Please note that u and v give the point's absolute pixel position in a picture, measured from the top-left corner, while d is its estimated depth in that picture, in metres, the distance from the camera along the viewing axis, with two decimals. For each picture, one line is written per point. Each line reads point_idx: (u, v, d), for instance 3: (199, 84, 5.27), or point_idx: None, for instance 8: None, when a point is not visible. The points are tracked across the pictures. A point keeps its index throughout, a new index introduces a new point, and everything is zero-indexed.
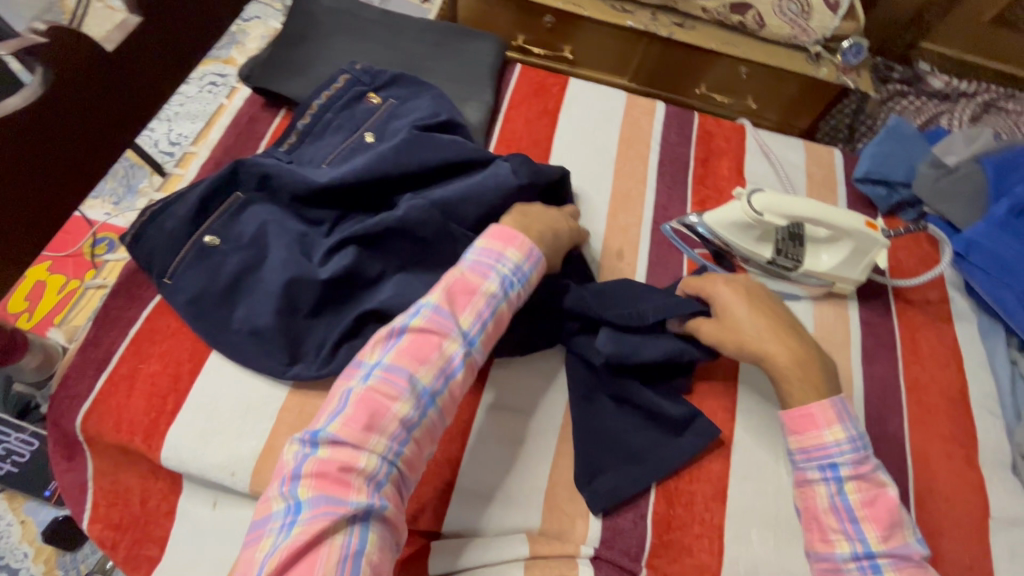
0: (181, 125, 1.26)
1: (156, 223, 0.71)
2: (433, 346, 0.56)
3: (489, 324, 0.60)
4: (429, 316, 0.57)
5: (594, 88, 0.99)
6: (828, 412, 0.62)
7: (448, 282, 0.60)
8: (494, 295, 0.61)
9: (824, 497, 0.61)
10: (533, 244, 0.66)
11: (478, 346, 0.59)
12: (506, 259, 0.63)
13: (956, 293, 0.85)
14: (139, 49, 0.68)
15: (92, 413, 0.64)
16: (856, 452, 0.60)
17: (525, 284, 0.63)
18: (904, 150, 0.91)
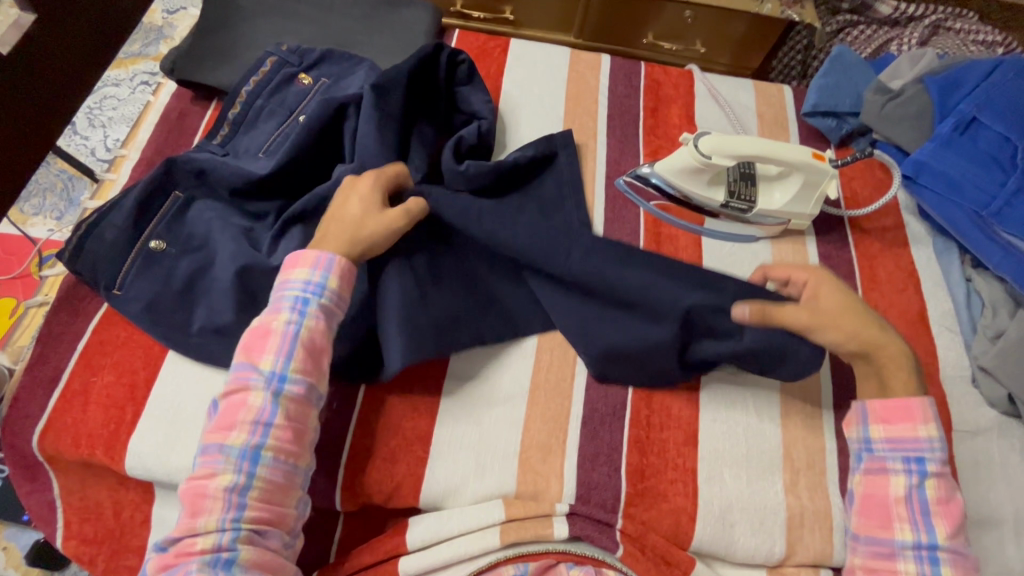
0: (117, 130, 1.21)
1: (93, 235, 0.68)
2: (237, 407, 0.57)
3: (296, 352, 0.59)
4: (231, 381, 0.59)
5: (535, 47, 0.97)
6: (930, 416, 0.62)
7: (246, 339, 0.61)
8: (287, 324, 0.60)
9: (899, 486, 0.61)
10: (323, 251, 0.63)
11: (290, 379, 0.58)
12: (293, 281, 0.62)
13: (910, 217, 0.85)
14: (38, 53, 0.64)
15: (48, 432, 0.63)
16: (944, 452, 0.61)
17: (325, 292, 0.61)
18: (849, 78, 0.91)
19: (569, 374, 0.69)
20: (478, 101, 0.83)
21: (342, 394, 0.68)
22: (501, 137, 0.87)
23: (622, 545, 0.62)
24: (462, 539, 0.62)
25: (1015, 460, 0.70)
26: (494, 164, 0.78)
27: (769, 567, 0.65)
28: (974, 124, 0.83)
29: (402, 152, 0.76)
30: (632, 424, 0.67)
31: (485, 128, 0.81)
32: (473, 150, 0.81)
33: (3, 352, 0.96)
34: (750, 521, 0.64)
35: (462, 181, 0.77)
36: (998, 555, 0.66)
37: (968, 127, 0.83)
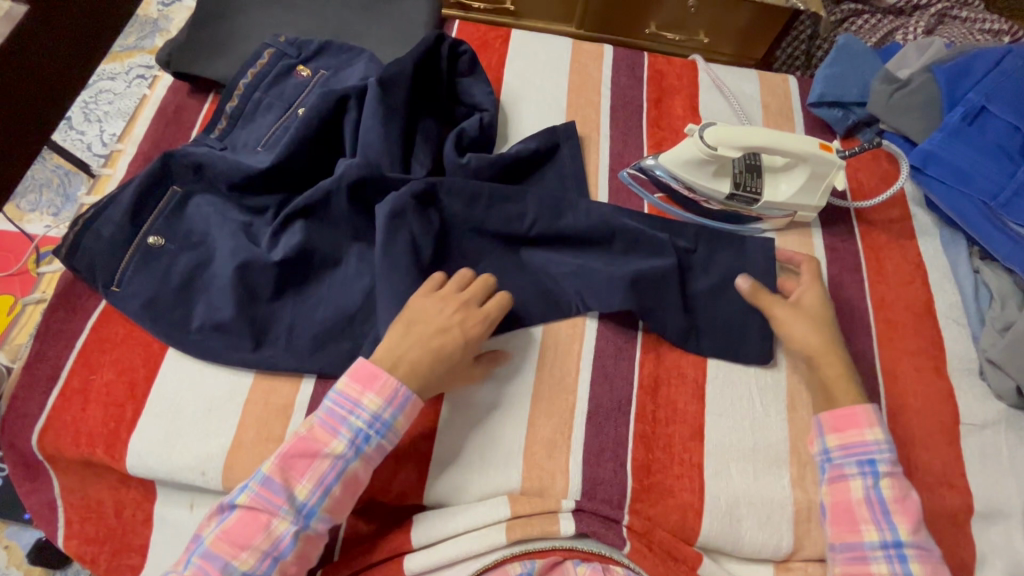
0: (113, 125, 1.19)
1: (91, 231, 0.67)
2: (258, 528, 0.54)
3: (335, 487, 0.56)
4: (257, 491, 0.55)
5: (536, 37, 0.95)
6: (871, 419, 0.62)
7: (287, 448, 0.56)
8: (340, 457, 0.56)
9: (859, 489, 0.61)
10: (399, 384, 0.59)
11: (319, 516, 0.56)
12: (362, 410, 0.58)
13: (917, 209, 0.84)
14: (31, 50, 0.63)
15: (47, 431, 0.62)
16: (892, 453, 0.61)
17: (386, 435, 0.58)
18: (856, 68, 0.90)
19: (573, 368, 0.69)
20: (479, 93, 0.82)
21: None
22: (502, 129, 0.86)
23: (629, 541, 0.61)
24: (467, 536, 0.61)
25: None
26: (496, 157, 0.77)
27: (776, 562, 0.65)
28: (983, 114, 0.81)
29: (402, 144, 0.75)
30: (637, 419, 0.67)
31: (487, 120, 0.80)
32: (475, 142, 0.80)
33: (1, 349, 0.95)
34: (757, 516, 0.64)
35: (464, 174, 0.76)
36: (1006, 549, 0.66)
37: (977, 116, 0.81)
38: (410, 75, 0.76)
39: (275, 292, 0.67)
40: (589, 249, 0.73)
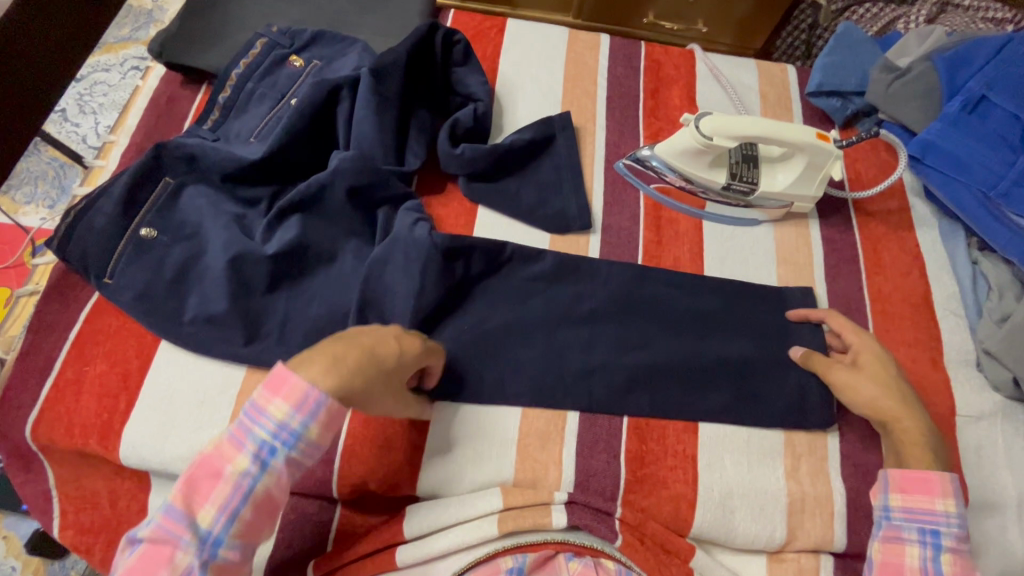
0: (107, 117, 1.19)
1: (83, 222, 0.67)
2: (155, 569, 0.45)
3: (246, 512, 0.48)
4: (155, 523, 0.46)
5: (532, 27, 0.94)
6: (951, 493, 0.58)
7: (192, 469, 0.49)
8: (249, 473, 0.48)
9: (915, 557, 0.57)
10: (312, 385, 0.50)
11: (230, 543, 0.48)
12: (269, 417, 0.49)
13: (916, 199, 0.84)
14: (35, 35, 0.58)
15: (41, 422, 0.62)
16: (963, 528, 0.58)
17: (302, 444, 0.49)
18: (855, 57, 0.89)
19: (568, 360, 0.68)
20: (474, 83, 0.81)
21: None
22: (498, 120, 0.85)
23: (621, 534, 0.61)
24: (459, 528, 0.61)
25: (1019, 445, 0.69)
26: (491, 148, 0.76)
27: (769, 553, 0.65)
28: (983, 103, 0.80)
29: (395, 135, 0.74)
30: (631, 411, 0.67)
31: (481, 111, 0.79)
32: (470, 133, 0.79)
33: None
34: (750, 508, 0.64)
35: (458, 164, 0.76)
36: (1001, 541, 0.66)
37: (977, 105, 0.80)
38: (404, 65, 0.76)
39: (267, 284, 0.67)
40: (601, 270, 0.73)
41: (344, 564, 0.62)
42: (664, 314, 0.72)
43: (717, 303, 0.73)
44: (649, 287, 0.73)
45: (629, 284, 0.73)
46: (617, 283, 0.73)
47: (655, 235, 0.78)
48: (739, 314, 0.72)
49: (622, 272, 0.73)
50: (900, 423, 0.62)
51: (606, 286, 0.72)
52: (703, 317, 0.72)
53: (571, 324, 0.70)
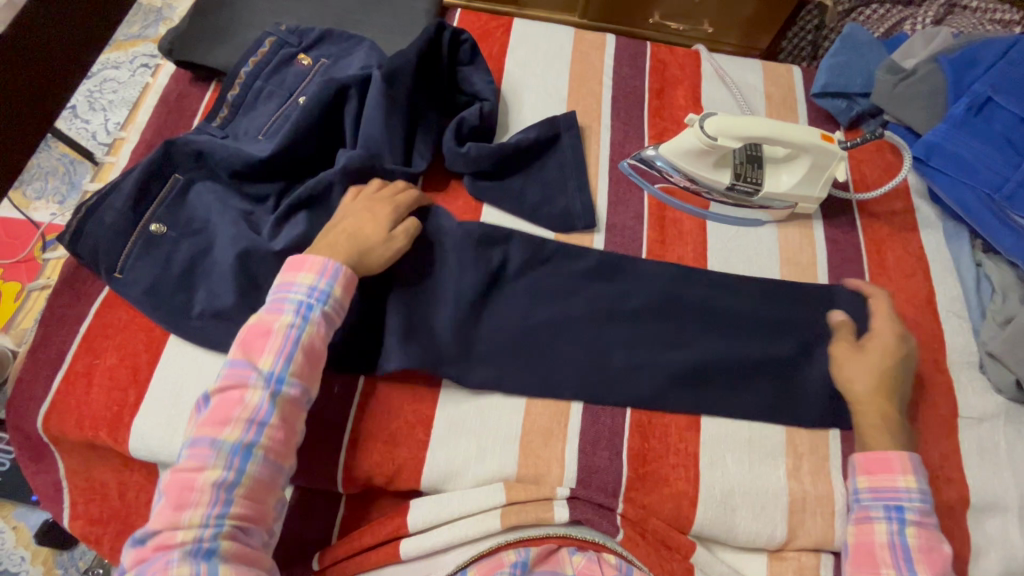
0: (117, 114, 1.20)
1: (94, 218, 0.68)
2: (233, 403, 0.56)
3: (297, 354, 0.59)
4: (225, 373, 0.57)
5: (538, 26, 0.95)
6: (912, 467, 0.62)
7: (243, 334, 0.59)
8: (292, 325, 0.59)
9: (882, 533, 0.61)
10: (330, 257, 0.63)
11: (288, 381, 0.58)
12: (299, 284, 0.61)
13: (920, 200, 0.84)
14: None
15: (52, 413, 0.63)
16: (924, 502, 0.61)
17: (331, 299, 0.61)
18: (861, 58, 0.89)
19: (571, 358, 0.68)
20: (479, 82, 0.81)
21: (342, 379, 0.67)
22: (504, 119, 0.86)
23: (623, 529, 0.62)
24: (462, 522, 0.62)
25: (1021, 446, 0.69)
26: (496, 147, 0.77)
27: (770, 551, 0.65)
28: (989, 105, 0.80)
29: (400, 134, 0.75)
30: (634, 409, 0.67)
31: (487, 110, 0.80)
32: (475, 131, 0.80)
33: (6, 334, 0.96)
34: (751, 506, 0.64)
35: (464, 163, 0.77)
36: (1002, 541, 0.66)
37: (983, 107, 0.80)
38: (414, 64, 0.77)
39: (274, 280, 0.68)
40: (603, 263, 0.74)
41: (348, 556, 0.62)
42: (666, 313, 0.72)
43: (718, 293, 0.74)
44: (652, 286, 0.73)
45: (632, 283, 0.73)
46: (621, 282, 0.73)
47: (659, 235, 0.78)
48: (742, 315, 0.73)
49: (626, 271, 0.74)
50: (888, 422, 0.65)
51: (610, 284, 0.73)
52: (707, 316, 0.72)
53: (575, 322, 0.70)
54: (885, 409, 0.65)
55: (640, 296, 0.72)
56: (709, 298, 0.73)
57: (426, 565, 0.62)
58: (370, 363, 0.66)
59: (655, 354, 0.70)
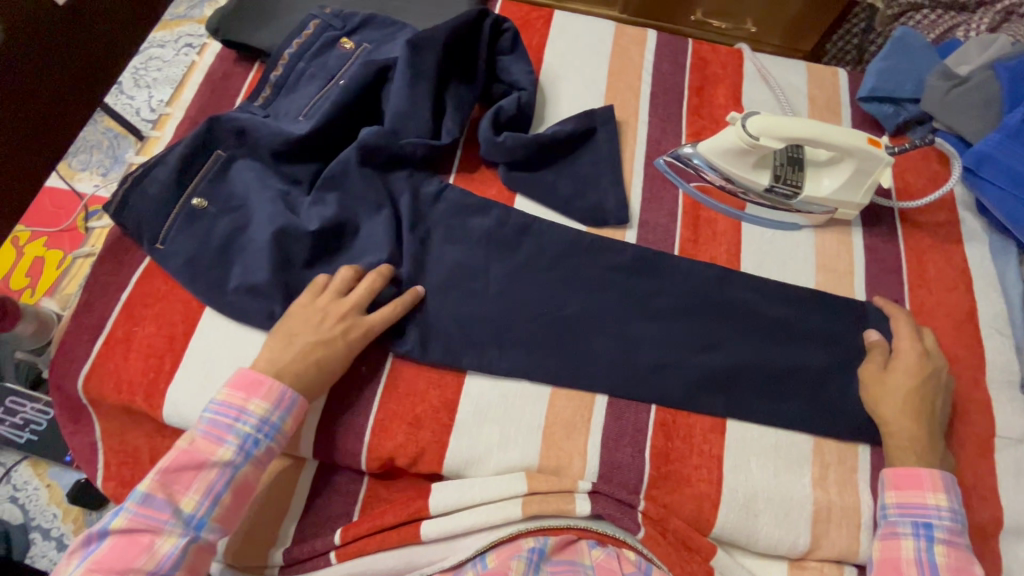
0: (162, 91, 1.23)
1: (139, 188, 0.70)
2: (141, 547, 0.54)
3: (224, 495, 0.57)
4: (133, 513, 0.55)
5: (579, 19, 0.94)
6: (946, 487, 0.61)
7: (168, 462, 0.57)
8: (228, 464, 0.57)
9: (910, 549, 0.59)
10: (286, 386, 0.60)
11: (208, 526, 0.57)
12: (248, 416, 0.58)
13: (966, 212, 0.81)
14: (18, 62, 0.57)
15: (92, 375, 0.65)
16: (955, 521, 0.60)
17: (277, 437, 0.60)
18: (911, 63, 0.86)
19: (599, 354, 0.68)
20: (518, 71, 0.81)
21: (371, 359, 0.68)
22: (541, 110, 0.86)
23: (643, 527, 0.61)
24: (484, 507, 0.62)
25: None
26: (532, 137, 0.77)
27: (791, 560, 0.65)
28: None
29: (429, 110, 0.75)
30: (658, 407, 0.67)
31: (525, 100, 0.80)
32: (512, 121, 0.79)
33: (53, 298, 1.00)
34: (775, 512, 0.63)
35: (499, 153, 0.77)
36: None
37: None
38: (443, 42, 0.76)
39: (308, 260, 0.69)
40: (633, 259, 0.73)
41: (367, 533, 0.62)
42: (696, 314, 0.71)
43: (751, 296, 0.73)
44: (683, 286, 0.73)
45: (661, 282, 0.73)
46: (652, 279, 0.73)
47: (693, 234, 0.78)
48: (774, 319, 0.72)
49: (657, 269, 0.73)
50: (911, 438, 0.63)
51: (639, 281, 0.72)
52: (738, 318, 0.71)
53: (603, 317, 0.70)
54: (918, 427, 0.63)
55: (671, 296, 0.72)
56: (740, 300, 0.72)
57: (445, 548, 0.62)
58: (399, 347, 0.67)
59: (684, 355, 0.69)
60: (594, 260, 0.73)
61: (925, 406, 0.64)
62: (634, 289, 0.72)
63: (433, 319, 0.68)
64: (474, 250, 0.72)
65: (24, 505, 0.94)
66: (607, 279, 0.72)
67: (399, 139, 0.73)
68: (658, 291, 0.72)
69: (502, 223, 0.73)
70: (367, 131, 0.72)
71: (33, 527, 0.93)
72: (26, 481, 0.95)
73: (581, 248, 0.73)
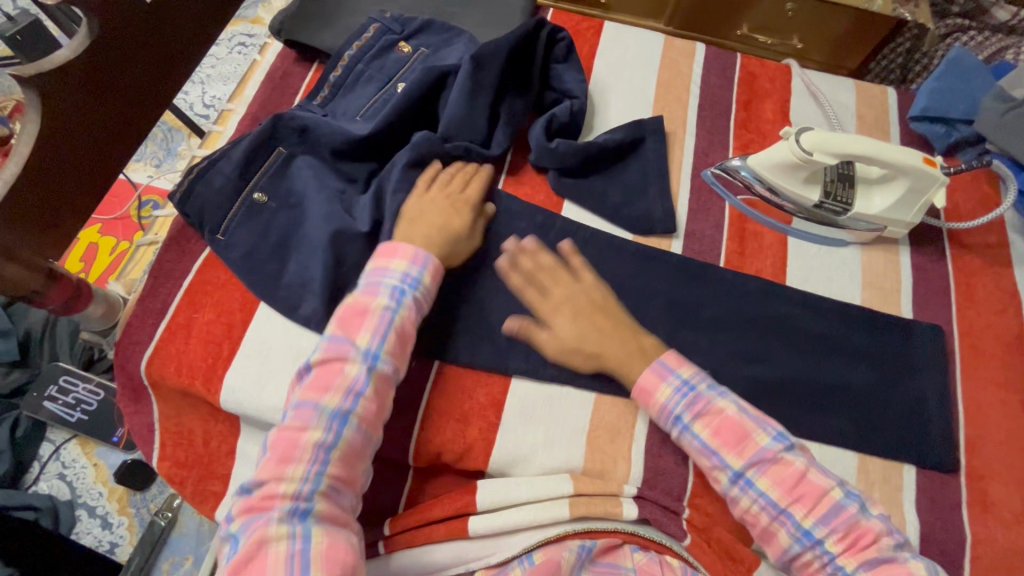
0: (214, 87, 1.27)
1: (203, 180, 0.72)
2: (334, 372, 0.59)
3: (391, 335, 0.62)
4: (326, 345, 0.61)
5: (629, 30, 0.95)
6: (658, 374, 0.63)
7: (341, 312, 0.63)
8: (386, 308, 0.63)
9: (690, 443, 0.61)
10: (419, 249, 0.66)
11: (383, 359, 0.61)
12: (393, 271, 0.65)
13: (1016, 235, 0.80)
14: (103, 59, 0.64)
15: (155, 358, 0.68)
16: (687, 395, 0.61)
17: (421, 287, 0.65)
18: (965, 85, 0.86)
19: None
20: (571, 80, 0.83)
21: (420, 356, 0.69)
22: (590, 118, 0.87)
23: (689, 534, 0.62)
24: (530, 506, 0.63)
25: None
26: (584, 145, 0.78)
27: None
28: None
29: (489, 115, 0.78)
30: None
31: (577, 108, 0.82)
32: (564, 128, 0.81)
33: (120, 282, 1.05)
34: None
35: (551, 158, 0.78)
36: None
37: None
38: (506, 50, 0.78)
39: (362, 258, 0.71)
40: (679, 270, 0.74)
41: (415, 526, 0.64)
42: (742, 326, 0.72)
43: (795, 310, 0.73)
44: (729, 297, 0.73)
45: (708, 293, 0.73)
46: (698, 290, 0.73)
47: (739, 246, 0.78)
48: (819, 335, 0.72)
49: (703, 280, 0.74)
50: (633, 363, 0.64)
51: (685, 291, 0.73)
52: (784, 333, 0.72)
53: (650, 324, 0.71)
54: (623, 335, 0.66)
55: (717, 308, 0.72)
56: (786, 315, 0.73)
57: (491, 544, 0.63)
58: (448, 345, 0.68)
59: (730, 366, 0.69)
60: (641, 269, 0.74)
61: (606, 363, 0.65)
62: (680, 300, 0.72)
63: (483, 319, 0.69)
64: (524, 253, 0.73)
65: (72, 482, 0.97)
66: (653, 287, 0.73)
67: (447, 145, 0.76)
68: (704, 302, 0.73)
69: (552, 228, 0.75)
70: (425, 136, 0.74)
71: (79, 503, 0.96)
72: (74, 459, 0.99)
73: (628, 257, 0.74)
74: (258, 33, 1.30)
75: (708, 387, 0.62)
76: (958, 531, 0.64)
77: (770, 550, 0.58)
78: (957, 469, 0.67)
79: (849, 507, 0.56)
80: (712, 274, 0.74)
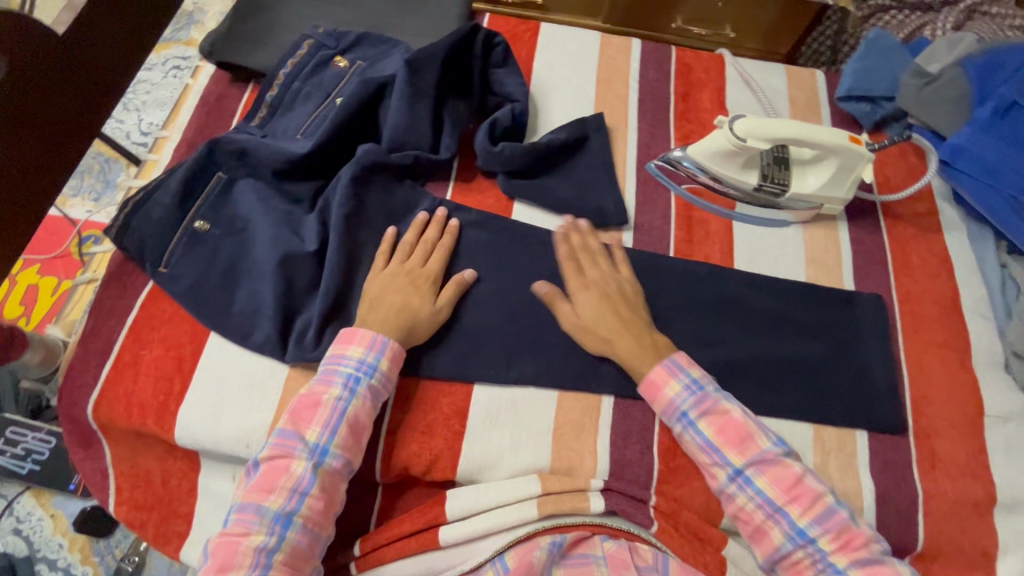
0: (151, 115, 1.23)
1: (140, 213, 0.70)
2: (279, 471, 0.57)
3: (342, 427, 0.60)
4: (275, 442, 0.59)
5: (566, 30, 0.97)
6: (668, 371, 0.65)
7: (293, 405, 0.61)
8: (339, 398, 0.61)
9: (692, 440, 0.63)
10: (376, 332, 0.64)
11: (332, 453, 0.59)
12: (348, 358, 0.63)
13: (943, 202, 0.85)
14: (22, 96, 0.62)
15: (102, 402, 0.65)
16: (695, 394, 0.63)
17: (376, 373, 0.62)
18: (886, 63, 0.90)
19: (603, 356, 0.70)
20: (511, 83, 0.84)
21: None
22: (533, 120, 0.88)
23: (656, 521, 0.63)
24: (500, 509, 0.63)
25: None
26: (529, 147, 0.79)
27: None
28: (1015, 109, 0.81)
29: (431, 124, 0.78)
30: None
31: (519, 111, 0.82)
32: (507, 132, 0.82)
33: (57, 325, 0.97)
34: None
35: (498, 162, 0.79)
36: None
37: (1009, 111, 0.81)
38: (443, 58, 0.78)
39: (313, 278, 0.70)
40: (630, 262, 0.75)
41: (386, 543, 0.63)
42: (695, 312, 0.73)
43: (744, 292, 0.75)
44: (680, 285, 0.75)
45: (660, 284, 0.75)
46: (651, 281, 0.75)
47: (687, 234, 0.80)
48: (768, 314, 0.74)
49: (654, 270, 0.75)
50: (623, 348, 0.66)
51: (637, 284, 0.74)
52: (735, 315, 0.74)
53: None
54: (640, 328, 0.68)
55: (669, 297, 0.74)
56: (736, 298, 0.75)
57: (464, 552, 0.63)
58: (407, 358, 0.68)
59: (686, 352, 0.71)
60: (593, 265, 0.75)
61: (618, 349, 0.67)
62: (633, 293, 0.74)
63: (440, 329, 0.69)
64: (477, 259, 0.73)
65: (28, 537, 0.93)
66: None
67: (394, 155, 0.75)
68: (657, 292, 0.74)
69: (503, 231, 0.76)
70: (367, 151, 0.74)
71: (39, 558, 0.92)
72: (29, 512, 0.94)
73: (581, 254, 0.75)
74: (193, 55, 1.27)
75: (715, 388, 0.64)
76: (911, 489, 0.67)
77: (759, 549, 0.61)
78: (906, 430, 0.70)
79: (840, 510, 0.59)
80: (663, 264, 0.76)
